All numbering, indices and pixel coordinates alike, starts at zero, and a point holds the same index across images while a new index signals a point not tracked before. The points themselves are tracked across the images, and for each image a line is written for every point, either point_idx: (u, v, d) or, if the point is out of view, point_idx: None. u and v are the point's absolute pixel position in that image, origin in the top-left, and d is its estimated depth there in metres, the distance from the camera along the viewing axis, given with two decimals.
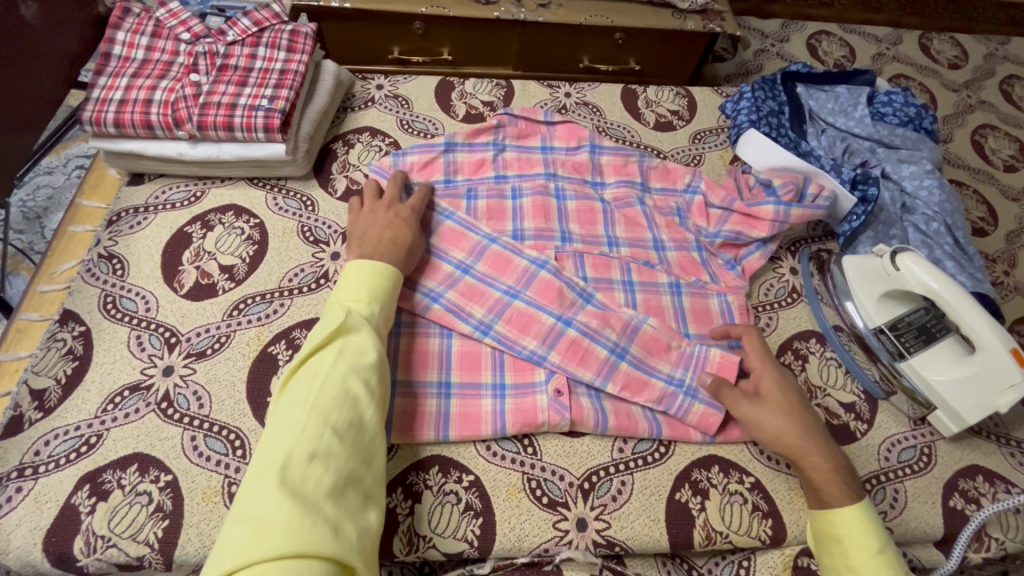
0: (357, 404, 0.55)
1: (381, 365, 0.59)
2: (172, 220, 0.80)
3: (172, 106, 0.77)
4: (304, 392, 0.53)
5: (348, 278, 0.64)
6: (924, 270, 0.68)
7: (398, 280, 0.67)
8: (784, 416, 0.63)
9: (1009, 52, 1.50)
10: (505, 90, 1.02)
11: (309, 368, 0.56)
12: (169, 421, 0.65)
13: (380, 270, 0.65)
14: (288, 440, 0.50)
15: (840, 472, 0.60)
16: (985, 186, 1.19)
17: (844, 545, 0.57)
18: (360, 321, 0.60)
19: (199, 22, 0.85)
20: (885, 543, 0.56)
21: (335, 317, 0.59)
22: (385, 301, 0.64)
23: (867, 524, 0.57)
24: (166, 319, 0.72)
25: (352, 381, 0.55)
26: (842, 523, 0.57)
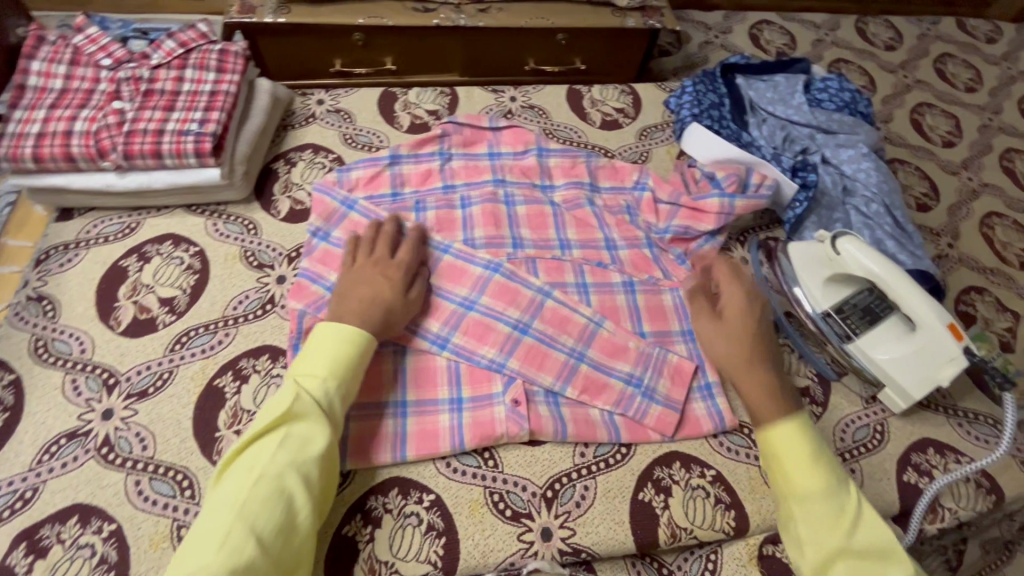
0: (291, 505, 0.53)
1: (328, 457, 0.57)
2: (106, 254, 0.77)
3: (95, 137, 0.74)
4: (238, 486, 0.52)
5: (310, 348, 0.63)
6: (863, 251, 0.70)
7: (367, 347, 0.64)
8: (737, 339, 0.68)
9: (941, 31, 1.55)
10: (449, 97, 1.01)
11: (249, 457, 0.55)
12: (110, 467, 0.62)
13: (345, 341, 0.63)
14: (211, 545, 0.49)
15: (773, 391, 0.64)
16: (925, 162, 1.23)
17: (784, 461, 0.60)
18: (311, 406, 0.58)
19: (120, 47, 0.81)
20: (822, 456, 0.60)
21: (285, 398, 0.58)
22: (345, 380, 0.61)
23: (805, 441, 0.60)
24: (104, 359, 0.69)
25: (290, 478, 0.54)
26: (780, 442, 0.61)
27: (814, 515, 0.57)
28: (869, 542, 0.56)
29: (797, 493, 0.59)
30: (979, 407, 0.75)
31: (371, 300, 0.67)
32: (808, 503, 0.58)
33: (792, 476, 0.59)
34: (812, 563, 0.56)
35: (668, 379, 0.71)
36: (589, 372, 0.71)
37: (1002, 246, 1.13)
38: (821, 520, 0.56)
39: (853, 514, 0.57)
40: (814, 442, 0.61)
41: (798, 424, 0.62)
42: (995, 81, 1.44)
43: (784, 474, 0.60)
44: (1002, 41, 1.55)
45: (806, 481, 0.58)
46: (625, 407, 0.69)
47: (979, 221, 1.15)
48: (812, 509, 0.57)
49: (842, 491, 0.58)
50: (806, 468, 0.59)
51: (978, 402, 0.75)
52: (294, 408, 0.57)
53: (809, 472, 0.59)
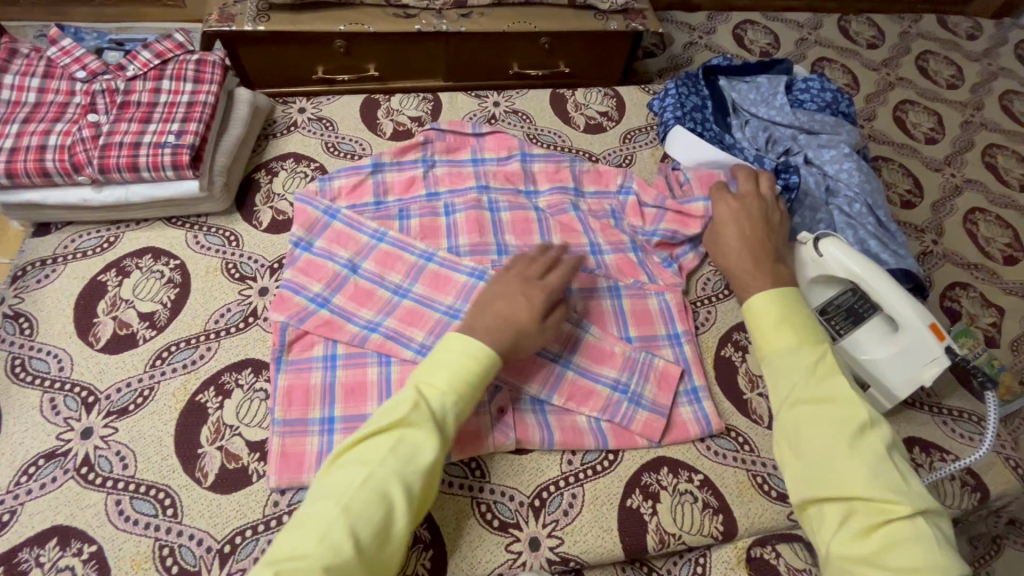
0: (391, 515, 0.51)
1: (433, 470, 0.55)
2: (84, 270, 0.76)
3: (70, 151, 0.73)
4: (344, 481, 0.52)
5: (439, 354, 0.60)
6: (845, 253, 0.71)
7: (493, 365, 0.61)
8: (727, 240, 0.75)
9: (922, 29, 1.57)
10: (432, 103, 1.00)
11: (359, 454, 0.54)
12: (90, 487, 0.61)
13: (473, 356, 0.60)
14: (310, 536, 0.48)
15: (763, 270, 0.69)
16: (909, 159, 1.24)
17: (755, 327, 0.64)
18: (426, 416, 0.56)
19: (95, 58, 0.81)
20: (791, 316, 0.63)
21: (407, 401, 0.56)
22: (465, 394, 0.58)
23: (775, 302, 0.64)
24: (82, 377, 0.68)
25: (394, 486, 0.52)
26: (755, 306, 0.65)
27: (785, 371, 0.59)
28: (826, 390, 0.57)
29: (769, 353, 0.62)
30: (963, 405, 0.75)
31: (504, 319, 0.64)
32: (774, 359, 0.61)
33: (763, 336, 0.63)
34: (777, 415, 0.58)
35: (655, 385, 0.71)
36: (578, 379, 0.70)
37: (986, 241, 1.14)
38: (781, 373, 0.60)
39: (815, 364, 0.59)
40: (785, 302, 0.64)
41: (775, 293, 0.65)
42: (976, 78, 1.45)
43: (757, 339, 0.64)
44: (982, 37, 1.56)
45: (777, 339, 0.62)
46: (613, 413, 0.69)
47: (962, 217, 1.16)
48: (783, 361, 0.60)
49: (809, 344, 0.60)
50: (776, 329, 0.62)
51: (962, 400, 0.76)
52: (412, 413, 0.55)
53: (776, 332, 0.62)
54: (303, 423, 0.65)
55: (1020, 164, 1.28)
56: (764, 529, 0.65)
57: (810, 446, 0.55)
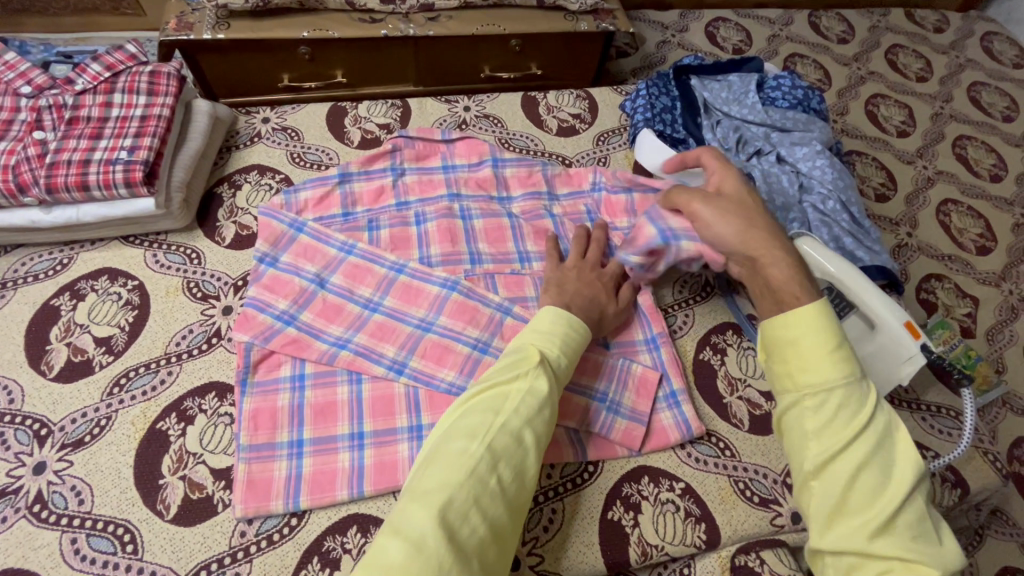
0: (527, 457, 0.53)
1: (552, 422, 0.58)
2: (36, 294, 0.72)
3: (14, 171, 0.69)
4: (481, 424, 0.53)
5: (542, 320, 0.63)
6: (820, 253, 0.70)
7: (584, 336, 0.65)
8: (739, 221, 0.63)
9: (891, 22, 1.58)
10: (401, 110, 0.98)
11: (488, 401, 0.54)
12: (44, 526, 0.58)
13: (571, 325, 0.63)
14: (458, 472, 0.49)
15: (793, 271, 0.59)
16: (882, 153, 1.25)
17: (796, 349, 0.54)
18: (547, 370, 0.58)
19: (41, 72, 0.77)
20: (841, 341, 0.53)
21: (527, 357, 0.58)
22: (571, 356, 0.62)
23: (826, 322, 0.53)
24: (35, 409, 0.65)
25: (527, 433, 0.54)
26: (800, 323, 0.54)
27: (823, 407, 0.51)
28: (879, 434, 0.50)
29: (810, 385, 0.52)
30: (941, 400, 0.75)
31: (590, 300, 0.70)
32: (824, 395, 0.51)
33: (814, 364, 0.52)
34: (813, 456, 0.51)
35: (634, 391, 0.70)
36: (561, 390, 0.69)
37: (959, 232, 1.15)
38: (833, 413, 0.51)
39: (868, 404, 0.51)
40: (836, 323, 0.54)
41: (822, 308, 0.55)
42: (945, 70, 1.47)
43: (801, 365, 0.53)
44: (949, 30, 1.58)
45: (825, 370, 0.52)
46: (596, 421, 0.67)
47: (935, 209, 1.17)
48: (827, 399, 0.51)
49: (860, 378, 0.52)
50: (828, 358, 0.52)
51: (940, 395, 0.76)
52: (536, 366, 0.57)
53: (829, 360, 0.52)
54: (270, 448, 0.63)
55: (990, 154, 1.30)
56: (748, 537, 0.64)
57: (853, 497, 0.49)
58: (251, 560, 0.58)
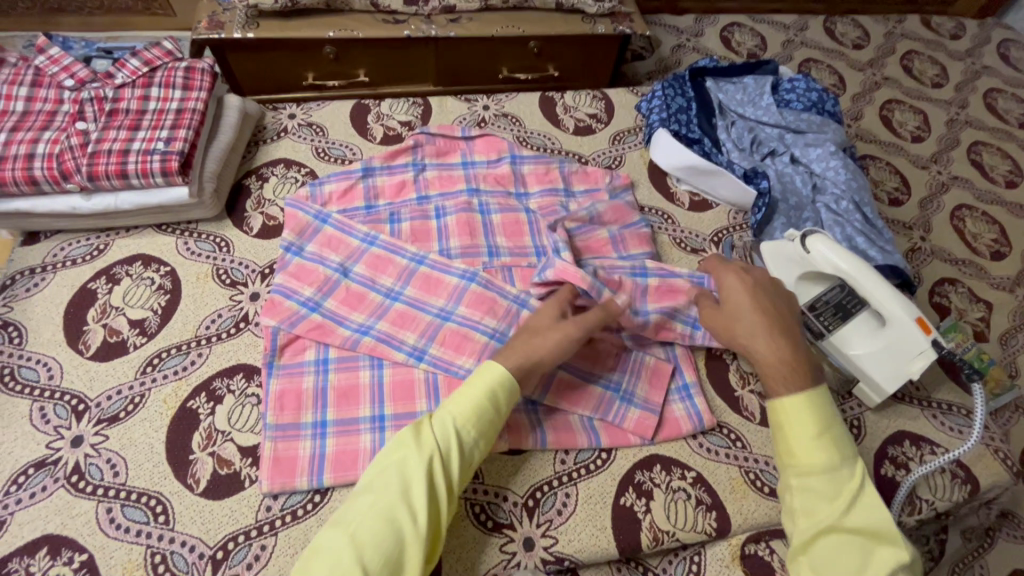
0: (401, 536, 0.51)
1: (442, 499, 0.55)
2: (74, 278, 0.76)
3: (58, 159, 0.72)
4: (358, 508, 0.53)
5: (458, 387, 0.61)
6: (833, 250, 0.72)
7: (506, 398, 0.60)
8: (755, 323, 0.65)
9: (906, 29, 1.59)
10: (422, 108, 1.01)
11: (373, 480, 0.55)
12: (81, 495, 0.61)
13: (486, 388, 0.60)
14: (323, 562, 0.49)
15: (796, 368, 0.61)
16: (896, 157, 1.25)
17: (785, 432, 0.59)
18: (436, 443, 0.56)
19: (83, 67, 0.81)
20: (828, 430, 0.58)
21: (418, 429, 0.57)
22: (475, 419, 0.58)
23: (811, 408, 0.58)
24: (73, 385, 0.68)
25: (401, 514, 0.52)
26: (788, 409, 0.59)
27: (808, 489, 0.56)
28: (867, 521, 0.54)
29: (798, 467, 0.57)
30: (952, 398, 0.76)
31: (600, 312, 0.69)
32: (808, 479, 0.56)
33: (799, 447, 0.58)
34: (801, 532, 0.56)
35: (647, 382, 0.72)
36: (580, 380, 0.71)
37: (973, 237, 1.15)
38: (815, 496, 0.55)
39: (854, 492, 0.55)
40: (825, 412, 0.59)
41: (811, 397, 0.59)
42: (961, 77, 1.47)
43: (788, 447, 0.59)
44: (965, 37, 1.59)
45: (811, 457, 0.57)
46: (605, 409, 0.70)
47: (950, 213, 1.17)
48: (810, 482, 0.56)
49: (845, 464, 0.56)
50: (811, 445, 0.57)
51: (951, 393, 0.76)
52: (418, 436, 0.57)
53: (815, 448, 0.57)
54: (295, 427, 0.65)
55: (1005, 160, 1.30)
56: (757, 526, 0.66)
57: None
58: (277, 533, 0.60)
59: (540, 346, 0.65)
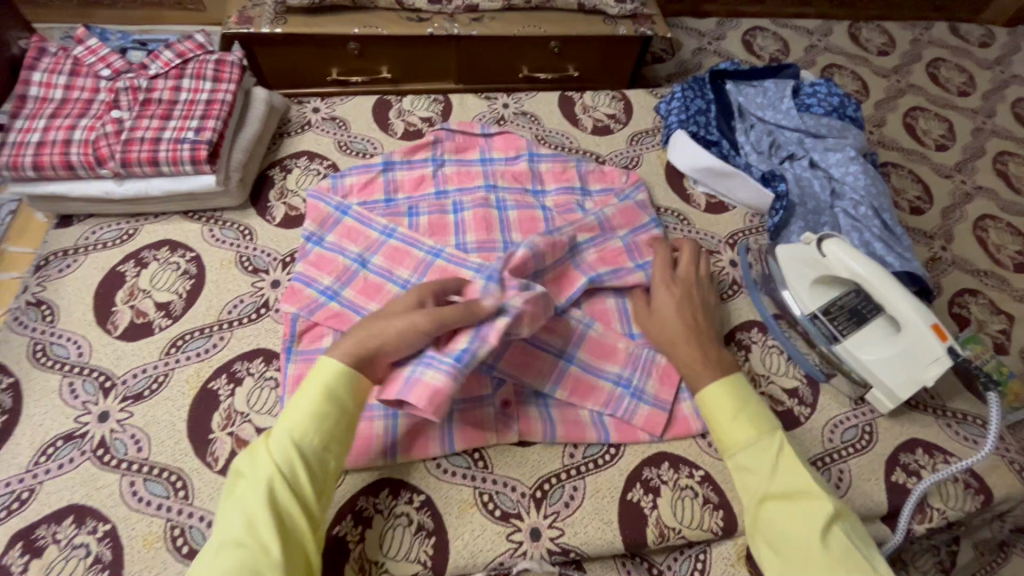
0: (255, 560, 0.50)
1: (295, 515, 0.54)
2: (104, 260, 0.79)
3: (93, 145, 0.75)
4: (212, 551, 0.52)
5: (288, 402, 0.60)
6: (847, 253, 0.71)
7: (339, 400, 0.59)
8: (672, 315, 0.72)
9: (934, 36, 1.56)
10: (443, 105, 1.02)
11: (225, 518, 0.54)
12: (106, 468, 0.63)
13: (315, 396, 0.58)
14: None
15: (706, 359, 0.68)
16: (919, 165, 1.24)
17: (719, 419, 0.64)
18: (272, 465, 0.55)
19: (119, 57, 0.84)
20: (748, 409, 0.64)
21: (255, 459, 0.56)
22: (312, 424, 0.57)
23: (729, 393, 0.65)
24: (100, 363, 0.70)
25: (255, 544, 0.51)
26: (709, 399, 0.65)
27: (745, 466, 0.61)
28: (793, 485, 0.58)
29: (731, 447, 0.62)
30: (967, 408, 0.75)
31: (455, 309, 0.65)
32: (744, 456, 0.61)
33: (723, 430, 0.63)
34: (748, 509, 0.60)
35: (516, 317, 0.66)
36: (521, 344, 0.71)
37: (996, 248, 1.13)
38: (752, 470, 0.60)
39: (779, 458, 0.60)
40: (739, 395, 0.65)
41: (728, 383, 0.66)
42: (988, 85, 1.45)
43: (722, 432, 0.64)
44: (994, 45, 1.56)
45: (734, 433, 0.63)
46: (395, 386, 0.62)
47: (972, 223, 1.15)
48: (742, 457, 0.61)
49: (767, 435, 0.62)
50: (732, 422, 0.63)
51: (967, 403, 0.76)
52: (258, 467, 0.55)
53: (739, 426, 0.63)
54: None
55: None
56: None
57: (782, 544, 0.55)
58: None
59: (385, 331, 0.63)
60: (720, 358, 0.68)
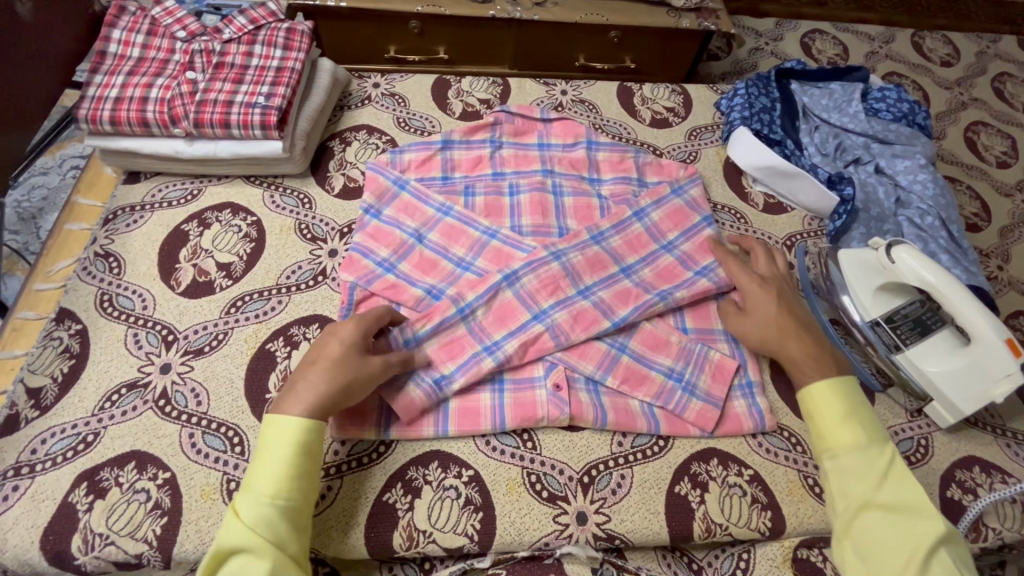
0: None
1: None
2: (169, 218, 0.80)
3: (169, 104, 0.77)
4: None
5: (256, 461, 0.56)
6: (920, 262, 0.69)
7: (314, 451, 0.57)
8: (776, 313, 0.70)
9: (1000, 49, 1.51)
10: (501, 88, 1.02)
11: None
12: (167, 419, 0.65)
13: (290, 446, 0.56)
14: None
15: (819, 358, 0.66)
16: (979, 181, 1.20)
17: (826, 421, 0.62)
18: (254, 530, 0.51)
19: (195, 20, 0.85)
20: (856, 413, 0.62)
21: (230, 529, 0.52)
22: (289, 480, 0.55)
23: (840, 396, 0.63)
24: (162, 316, 0.72)
25: None
26: (815, 396, 0.63)
27: (844, 471, 0.59)
28: (900, 498, 0.56)
29: (832, 449, 0.61)
30: None
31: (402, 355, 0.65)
32: (844, 460, 0.59)
33: (828, 430, 0.62)
34: (841, 514, 0.58)
35: (519, 344, 0.69)
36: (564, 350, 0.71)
37: None
38: (852, 475, 0.58)
39: (887, 469, 0.58)
40: (849, 399, 0.63)
41: (835, 382, 0.64)
42: None
43: (821, 433, 0.62)
44: None
45: (841, 435, 0.61)
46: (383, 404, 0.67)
47: None
48: (843, 462, 0.59)
49: (877, 443, 0.60)
50: (840, 424, 0.61)
51: None
52: (236, 536, 0.51)
53: (846, 429, 0.61)
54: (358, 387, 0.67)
55: None
56: (813, 531, 0.65)
57: (876, 552, 0.54)
58: (342, 476, 0.63)
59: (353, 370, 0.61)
60: (834, 354, 0.67)
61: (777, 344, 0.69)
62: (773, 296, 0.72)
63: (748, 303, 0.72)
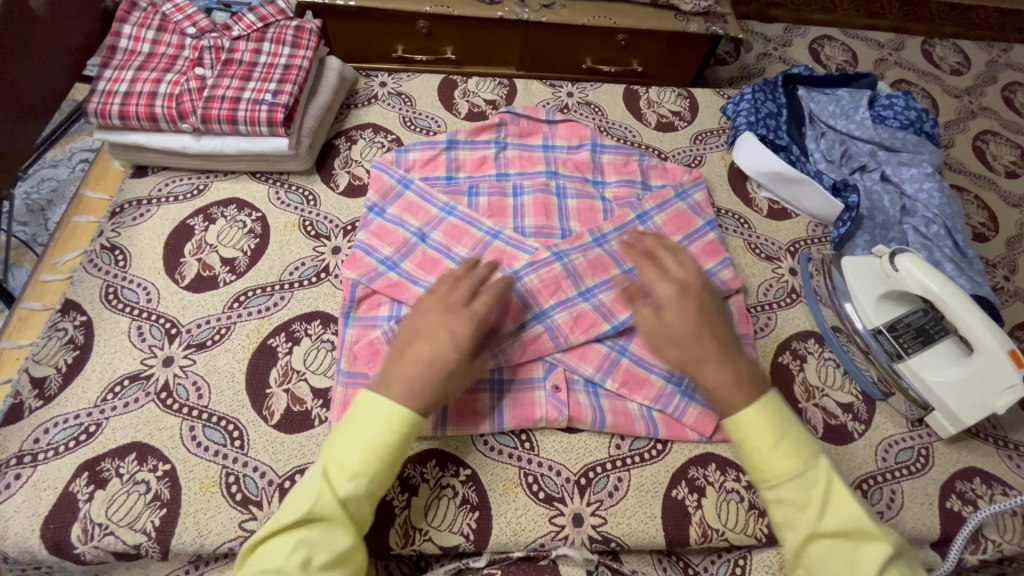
0: None
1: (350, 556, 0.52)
2: (176, 212, 0.81)
3: (177, 99, 0.78)
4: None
5: (350, 428, 0.55)
6: (923, 271, 0.68)
7: (410, 435, 0.56)
8: (695, 331, 0.62)
9: (1011, 59, 1.50)
10: (507, 89, 1.02)
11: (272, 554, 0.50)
12: (168, 411, 0.65)
13: (388, 427, 0.54)
14: None
15: (738, 380, 0.59)
16: (987, 190, 1.19)
17: (755, 450, 0.57)
18: (334, 504, 0.52)
19: (204, 17, 0.86)
20: (783, 434, 0.57)
21: (313, 492, 0.52)
22: (377, 462, 0.53)
23: (767, 419, 0.58)
24: (166, 310, 0.73)
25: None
26: (747, 422, 0.58)
27: (784, 500, 0.56)
28: (842, 520, 0.54)
29: (768, 479, 0.57)
30: None
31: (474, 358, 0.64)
32: (781, 490, 0.56)
33: (760, 459, 0.57)
34: (789, 544, 0.56)
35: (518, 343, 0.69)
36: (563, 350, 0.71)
37: None
38: (794, 503, 0.55)
39: (825, 490, 0.55)
40: (776, 420, 0.58)
41: (763, 407, 0.59)
42: None
43: (753, 461, 0.58)
44: None
45: (777, 465, 0.56)
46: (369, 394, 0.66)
47: None
48: (782, 492, 0.56)
49: (808, 462, 0.57)
50: (772, 452, 0.57)
51: None
52: (318, 503, 0.51)
53: (774, 456, 0.56)
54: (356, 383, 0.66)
55: None
56: None
57: None
58: None
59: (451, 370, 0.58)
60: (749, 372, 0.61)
61: (694, 365, 0.61)
62: (693, 307, 0.63)
63: (665, 315, 0.63)
